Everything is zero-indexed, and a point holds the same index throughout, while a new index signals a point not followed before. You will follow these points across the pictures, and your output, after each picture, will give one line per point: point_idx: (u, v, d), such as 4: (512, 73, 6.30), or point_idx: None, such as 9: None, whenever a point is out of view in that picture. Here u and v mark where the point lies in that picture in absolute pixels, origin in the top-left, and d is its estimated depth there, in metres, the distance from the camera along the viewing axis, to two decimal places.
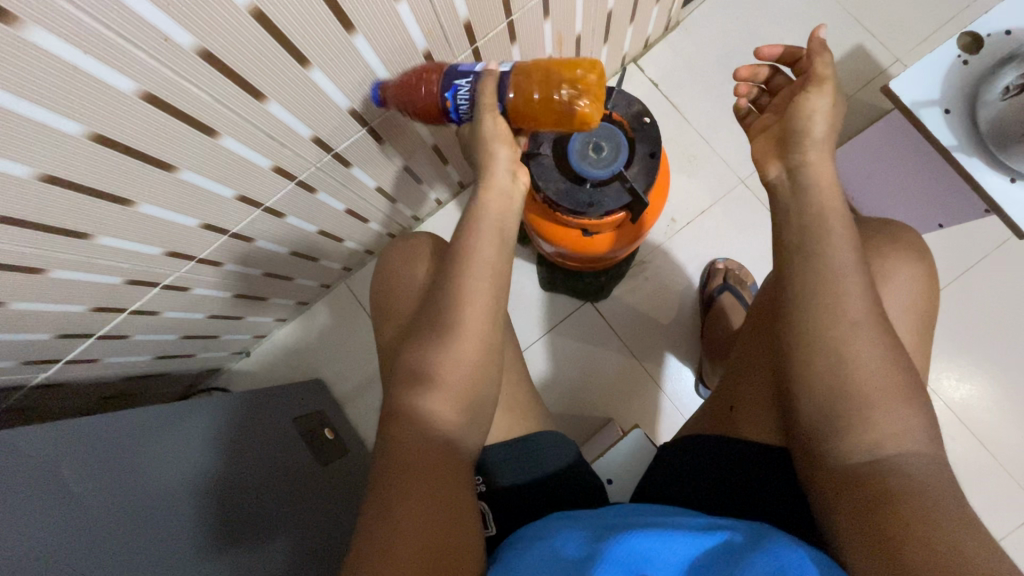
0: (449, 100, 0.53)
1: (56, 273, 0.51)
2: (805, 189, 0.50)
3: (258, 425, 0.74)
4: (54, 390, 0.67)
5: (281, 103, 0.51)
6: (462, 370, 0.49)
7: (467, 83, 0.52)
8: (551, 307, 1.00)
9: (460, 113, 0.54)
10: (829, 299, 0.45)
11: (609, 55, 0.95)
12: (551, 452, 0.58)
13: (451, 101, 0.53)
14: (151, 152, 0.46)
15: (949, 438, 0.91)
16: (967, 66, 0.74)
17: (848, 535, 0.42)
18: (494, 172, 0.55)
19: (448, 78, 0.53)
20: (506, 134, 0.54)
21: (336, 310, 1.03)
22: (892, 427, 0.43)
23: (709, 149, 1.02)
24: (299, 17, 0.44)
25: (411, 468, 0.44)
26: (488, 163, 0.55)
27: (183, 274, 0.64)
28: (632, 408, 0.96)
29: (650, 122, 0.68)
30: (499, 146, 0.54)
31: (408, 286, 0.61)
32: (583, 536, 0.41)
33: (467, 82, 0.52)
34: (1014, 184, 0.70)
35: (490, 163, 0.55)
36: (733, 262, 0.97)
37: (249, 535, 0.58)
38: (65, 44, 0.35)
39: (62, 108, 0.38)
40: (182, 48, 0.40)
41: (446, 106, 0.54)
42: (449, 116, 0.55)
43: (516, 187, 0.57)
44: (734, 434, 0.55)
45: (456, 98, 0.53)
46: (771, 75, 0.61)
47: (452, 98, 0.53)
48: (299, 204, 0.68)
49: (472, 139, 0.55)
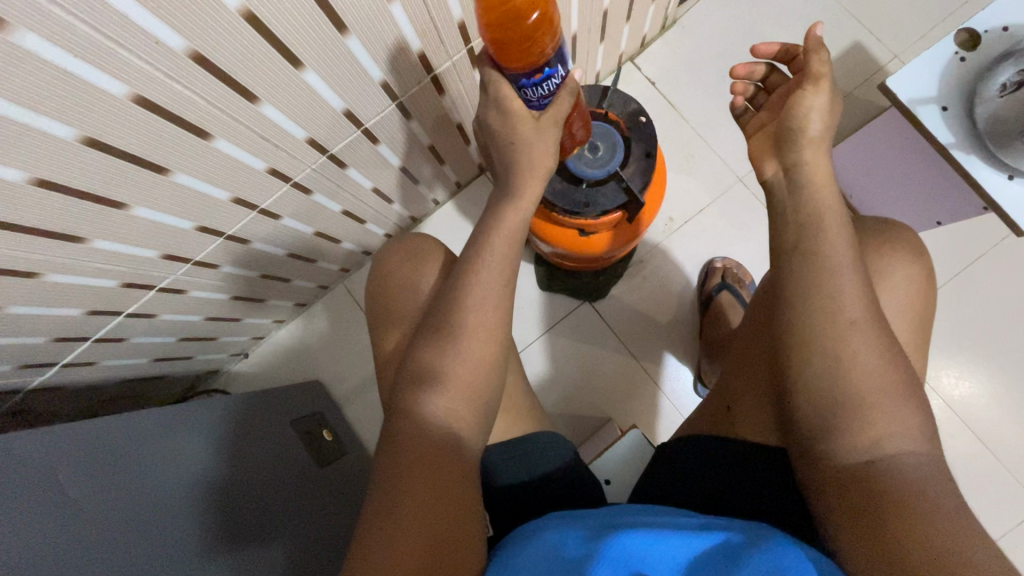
0: (544, 75, 0.49)
1: (52, 277, 0.50)
2: (800, 187, 0.50)
3: (257, 426, 0.74)
4: (51, 393, 0.67)
5: (275, 104, 0.51)
6: (459, 372, 0.48)
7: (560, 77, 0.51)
8: (549, 307, 1.00)
9: (532, 89, 0.50)
10: (825, 299, 0.45)
11: (606, 54, 0.95)
12: (549, 453, 0.57)
13: (542, 78, 0.49)
14: (144, 155, 0.46)
15: (949, 436, 0.91)
16: (964, 62, 0.74)
17: (845, 535, 0.42)
18: (534, 176, 0.54)
19: (558, 55, 0.49)
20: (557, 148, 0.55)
21: (334, 311, 1.03)
22: (890, 427, 0.43)
23: (707, 147, 1.01)
24: (291, 19, 0.44)
25: (408, 471, 0.44)
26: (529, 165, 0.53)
27: (180, 277, 0.64)
28: (631, 407, 0.96)
29: (646, 121, 0.69)
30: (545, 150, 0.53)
31: (405, 287, 0.61)
32: (580, 538, 0.40)
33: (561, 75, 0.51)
34: (1013, 181, 0.70)
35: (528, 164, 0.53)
36: (732, 261, 0.97)
37: (248, 538, 0.58)
38: (55, 48, 0.34)
39: (53, 113, 0.38)
40: (173, 51, 0.40)
41: (532, 74, 0.49)
42: (525, 79, 0.49)
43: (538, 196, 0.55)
44: (732, 433, 0.55)
45: (547, 81, 0.50)
46: (767, 73, 0.61)
47: (546, 77, 0.49)
48: (295, 206, 0.68)
49: (530, 137, 0.53)
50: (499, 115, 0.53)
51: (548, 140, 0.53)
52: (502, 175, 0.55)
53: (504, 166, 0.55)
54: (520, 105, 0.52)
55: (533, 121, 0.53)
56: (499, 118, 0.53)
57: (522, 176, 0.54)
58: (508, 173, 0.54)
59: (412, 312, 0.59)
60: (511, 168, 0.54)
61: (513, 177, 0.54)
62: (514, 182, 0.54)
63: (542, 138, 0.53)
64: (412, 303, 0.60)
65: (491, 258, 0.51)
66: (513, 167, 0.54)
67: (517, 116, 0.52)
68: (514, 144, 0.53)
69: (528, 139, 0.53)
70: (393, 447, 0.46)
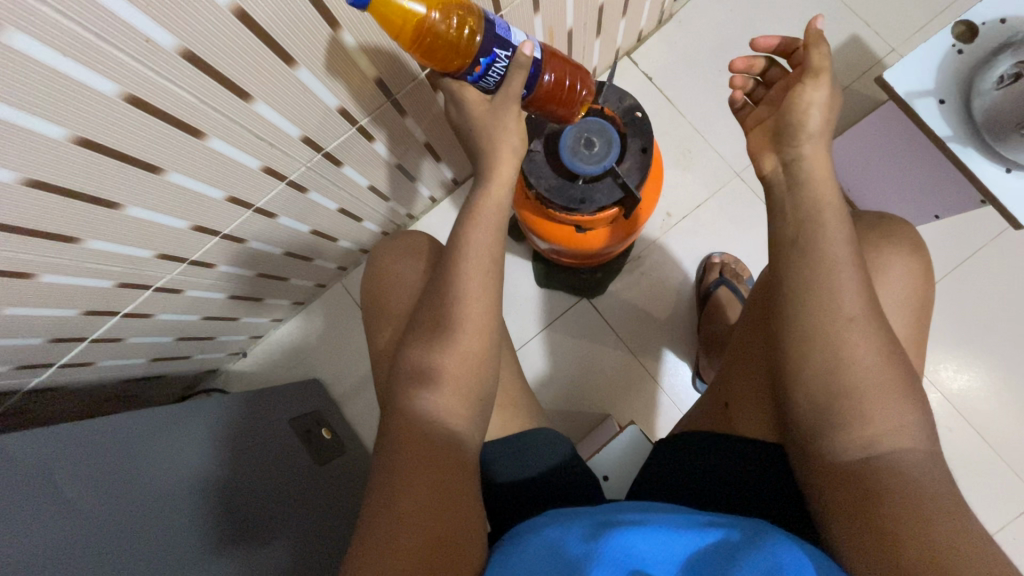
0: (483, 66, 0.48)
1: (46, 278, 0.50)
2: (796, 182, 0.50)
3: (258, 425, 0.74)
4: (50, 393, 0.67)
5: (268, 102, 0.51)
6: (455, 370, 0.48)
7: (505, 57, 0.48)
8: (548, 303, 0.99)
9: (483, 80, 0.50)
10: (820, 295, 0.45)
11: (603, 49, 0.94)
12: (546, 449, 0.57)
13: (483, 69, 0.48)
14: (137, 154, 0.46)
15: (948, 430, 0.91)
16: (961, 55, 0.74)
17: (840, 530, 0.42)
18: (500, 161, 0.54)
19: (488, 40, 0.47)
20: (522, 125, 0.54)
21: (333, 310, 1.03)
22: (887, 422, 0.43)
23: (704, 142, 1.01)
24: (283, 16, 0.44)
25: (404, 470, 0.44)
26: (493, 150, 0.53)
27: (177, 276, 0.64)
28: (630, 403, 0.96)
29: (642, 117, 0.68)
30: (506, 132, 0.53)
31: (402, 284, 0.61)
32: (579, 535, 0.40)
33: (507, 56, 0.48)
34: (1011, 174, 0.70)
35: (495, 149, 0.53)
36: (730, 256, 0.97)
37: (250, 535, 0.58)
38: (45, 48, 0.34)
39: (44, 112, 0.38)
40: (164, 50, 0.39)
41: (472, 69, 0.48)
42: (468, 76, 0.49)
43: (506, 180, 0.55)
44: (730, 429, 0.55)
45: (490, 69, 0.49)
46: (767, 67, 0.60)
47: (486, 66, 0.48)
48: (291, 204, 0.67)
49: (486, 121, 0.52)
50: (457, 110, 0.54)
51: (506, 121, 0.52)
52: (483, 168, 0.55)
53: (475, 154, 0.55)
54: (475, 95, 0.52)
55: (486, 104, 0.52)
56: (459, 110, 0.54)
57: (493, 159, 0.54)
58: (490, 164, 0.54)
59: (408, 310, 0.59)
60: (479, 155, 0.55)
61: (485, 165, 0.54)
62: (489, 172, 0.54)
63: (499, 119, 0.52)
64: (408, 300, 0.60)
65: (485, 255, 0.51)
66: (481, 154, 0.54)
67: (472, 104, 0.53)
68: (474, 131, 0.53)
69: (485, 123, 0.52)
70: (389, 445, 0.46)
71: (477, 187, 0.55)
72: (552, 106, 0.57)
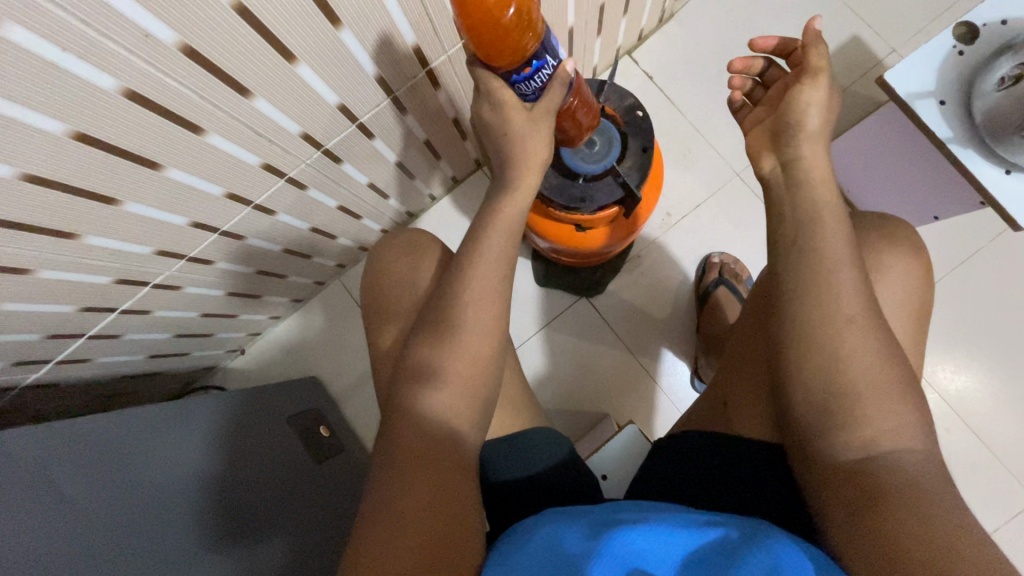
0: (533, 68, 0.50)
1: (44, 273, 0.50)
2: (795, 183, 0.49)
3: (256, 422, 0.74)
4: (46, 391, 0.66)
5: (268, 99, 0.51)
6: (454, 369, 0.48)
7: (552, 66, 0.51)
8: (547, 302, 0.99)
9: (525, 84, 0.51)
10: (820, 296, 0.45)
11: (603, 48, 0.94)
12: (545, 449, 0.57)
13: (532, 71, 0.50)
14: (135, 150, 0.46)
15: (946, 431, 0.91)
16: (962, 56, 0.74)
17: (840, 531, 0.42)
18: (528, 171, 0.54)
19: (543, 48, 0.49)
20: (551, 135, 0.55)
21: (331, 307, 1.02)
22: (886, 422, 0.43)
23: (704, 142, 1.01)
24: (283, 11, 0.44)
25: (403, 468, 0.44)
26: (523, 158, 0.54)
27: (174, 273, 0.64)
28: (628, 403, 0.96)
29: (643, 116, 0.68)
30: (536, 144, 0.53)
31: (401, 282, 0.60)
32: (579, 533, 0.40)
33: (553, 65, 0.51)
34: (1010, 175, 0.70)
35: (525, 158, 0.54)
36: (729, 255, 0.97)
37: (248, 533, 0.58)
38: (43, 41, 0.34)
39: (42, 107, 0.37)
40: (162, 44, 0.39)
41: (521, 70, 0.50)
42: (515, 76, 0.50)
43: (530, 183, 0.55)
44: (728, 429, 0.55)
45: (538, 73, 0.50)
46: (766, 67, 0.60)
47: (536, 69, 0.50)
48: (291, 200, 0.67)
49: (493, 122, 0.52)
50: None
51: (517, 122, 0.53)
52: None
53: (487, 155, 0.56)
54: (512, 98, 0.52)
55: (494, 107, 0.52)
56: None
57: (522, 164, 0.54)
58: (506, 165, 0.55)
59: (408, 307, 0.59)
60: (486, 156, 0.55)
61: (509, 167, 0.54)
62: (511, 171, 0.54)
63: (532, 127, 0.53)
64: (408, 299, 0.59)
65: (485, 254, 0.51)
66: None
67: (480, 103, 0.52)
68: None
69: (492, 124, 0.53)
70: (389, 443, 0.46)
71: (497, 189, 0.55)
72: (567, 121, 0.60)
